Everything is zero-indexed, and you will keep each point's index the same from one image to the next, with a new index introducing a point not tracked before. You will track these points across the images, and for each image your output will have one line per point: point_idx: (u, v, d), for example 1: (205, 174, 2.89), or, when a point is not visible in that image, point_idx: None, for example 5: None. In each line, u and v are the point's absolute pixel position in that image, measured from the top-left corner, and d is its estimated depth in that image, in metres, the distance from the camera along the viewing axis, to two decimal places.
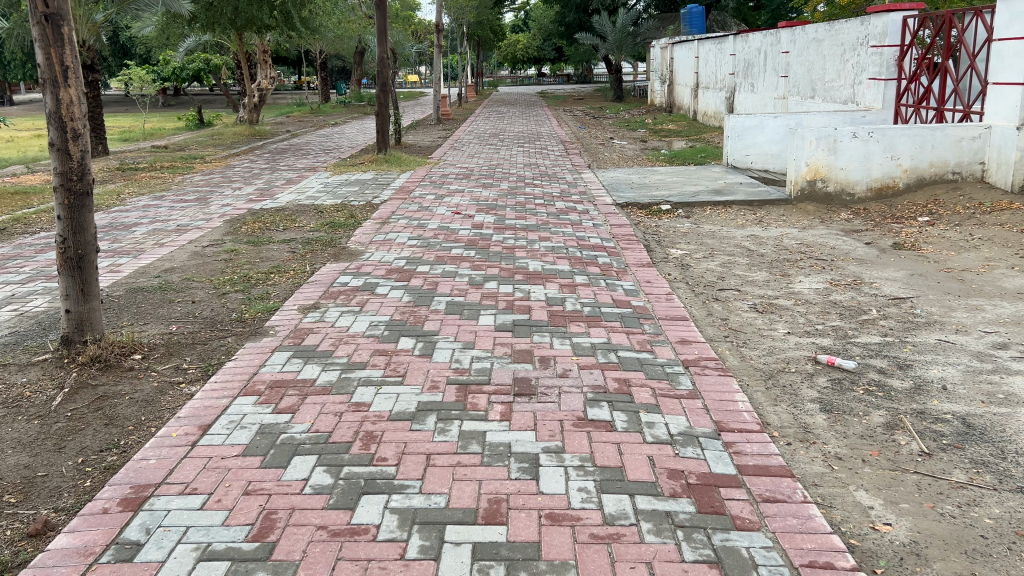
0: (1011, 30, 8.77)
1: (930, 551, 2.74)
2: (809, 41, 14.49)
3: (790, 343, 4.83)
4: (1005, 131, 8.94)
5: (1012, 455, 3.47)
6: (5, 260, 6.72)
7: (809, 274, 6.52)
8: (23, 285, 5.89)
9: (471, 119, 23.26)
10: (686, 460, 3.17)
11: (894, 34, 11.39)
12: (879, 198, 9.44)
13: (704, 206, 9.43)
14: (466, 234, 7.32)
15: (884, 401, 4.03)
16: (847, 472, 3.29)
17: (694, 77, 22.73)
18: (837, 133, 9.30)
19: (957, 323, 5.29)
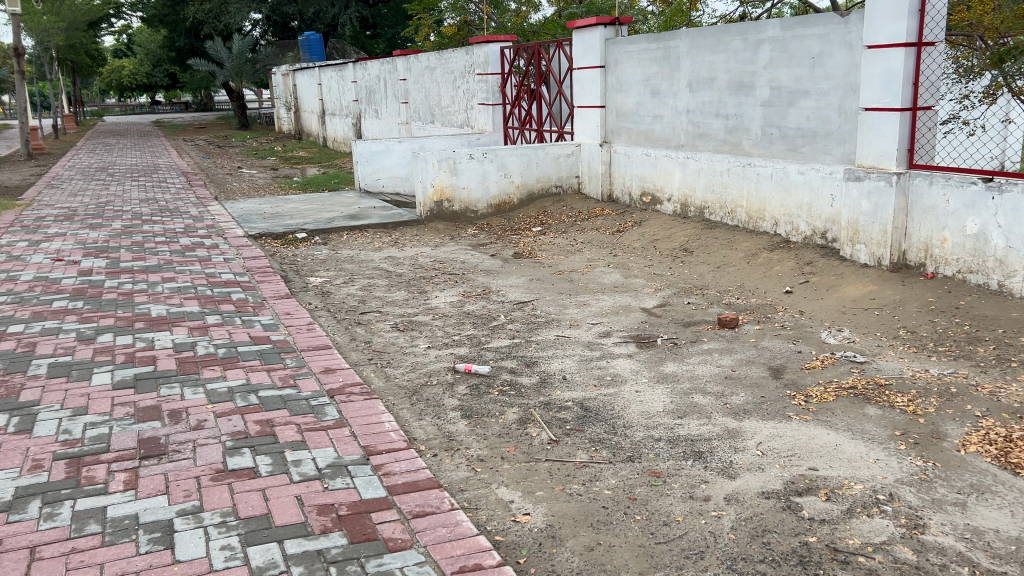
0: (586, 59, 10.29)
1: (563, 531, 3.07)
2: (422, 68, 15.33)
3: (430, 357, 5.01)
4: (591, 147, 10.38)
5: (620, 429, 4.07)
6: None
7: (443, 288, 6.84)
8: None
9: (72, 152, 20.74)
10: (336, 492, 3.10)
11: (495, 63, 12.55)
12: (498, 213, 10.30)
13: (340, 232, 9.45)
14: (71, 283, 6.46)
15: (516, 398, 4.37)
16: (489, 472, 3.50)
17: (318, 103, 22.80)
18: (455, 154, 9.91)
19: (571, 318, 5.97)
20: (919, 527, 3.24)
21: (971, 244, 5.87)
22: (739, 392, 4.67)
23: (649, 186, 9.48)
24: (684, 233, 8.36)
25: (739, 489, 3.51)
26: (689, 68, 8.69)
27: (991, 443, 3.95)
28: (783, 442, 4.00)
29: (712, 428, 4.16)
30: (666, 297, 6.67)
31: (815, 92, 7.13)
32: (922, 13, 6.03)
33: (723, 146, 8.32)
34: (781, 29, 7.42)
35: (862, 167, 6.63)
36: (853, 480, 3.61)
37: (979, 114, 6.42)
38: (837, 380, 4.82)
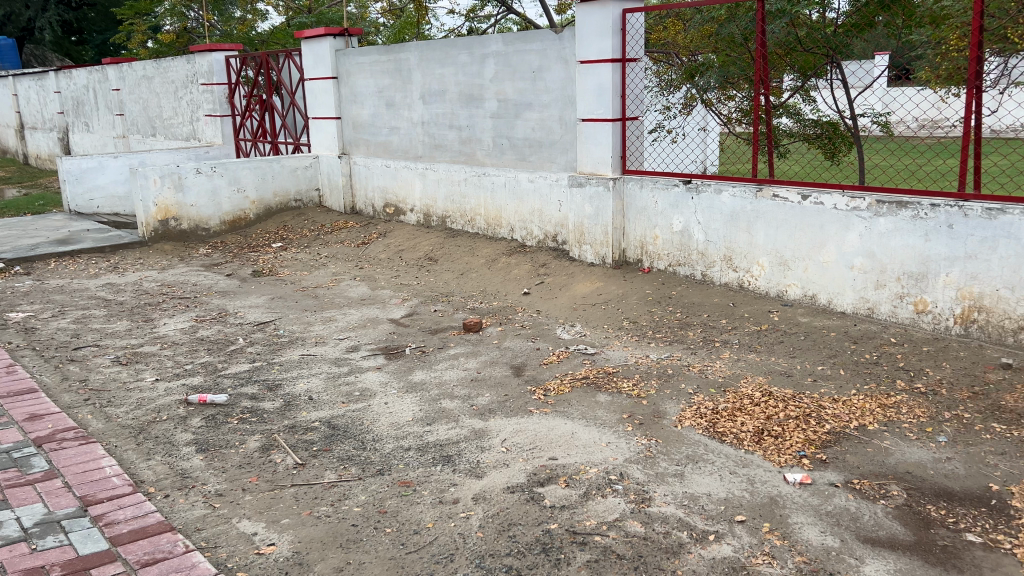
0: (317, 71, 10.13)
1: (311, 556, 3.00)
2: (138, 78, 14.17)
3: (160, 391, 4.63)
4: (329, 160, 10.24)
5: (369, 444, 4.05)
6: None
7: (173, 314, 6.37)
8: None
9: None
10: (46, 553, 2.87)
11: (220, 73, 11.93)
12: (233, 230, 9.80)
13: (47, 260, 8.45)
14: None
15: (258, 425, 4.19)
16: (229, 507, 3.33)
17: (14, 116, 20.23)
18: (180, 170, 9.26)
19: (315, 336, 5.83)
20: (646, 500, 3.55)
21: (678, 240, 6.57)
22: (484, 393, 4.83)
23: (390, 197, 9.55)
24: (427, 243, 8.51)
25: (486, 487, 3.63)
26: (420, 80, 8.84)
27: (702, 416, 4.43)
28: (525, 437, 4.19)
29: (460, 431, 4.26)
30: (411, 306, 6.73)
31: (538, 104, 7.56)
32: (624, 32, 6.64)
33: (458, 156, 8.57)
34: (503, 44, 7.77)
35: (583, 173, 7.14)
36: (589, 465, 3.88)
37: (681, 124, 7.24)
38: (572, 372, 5.15)
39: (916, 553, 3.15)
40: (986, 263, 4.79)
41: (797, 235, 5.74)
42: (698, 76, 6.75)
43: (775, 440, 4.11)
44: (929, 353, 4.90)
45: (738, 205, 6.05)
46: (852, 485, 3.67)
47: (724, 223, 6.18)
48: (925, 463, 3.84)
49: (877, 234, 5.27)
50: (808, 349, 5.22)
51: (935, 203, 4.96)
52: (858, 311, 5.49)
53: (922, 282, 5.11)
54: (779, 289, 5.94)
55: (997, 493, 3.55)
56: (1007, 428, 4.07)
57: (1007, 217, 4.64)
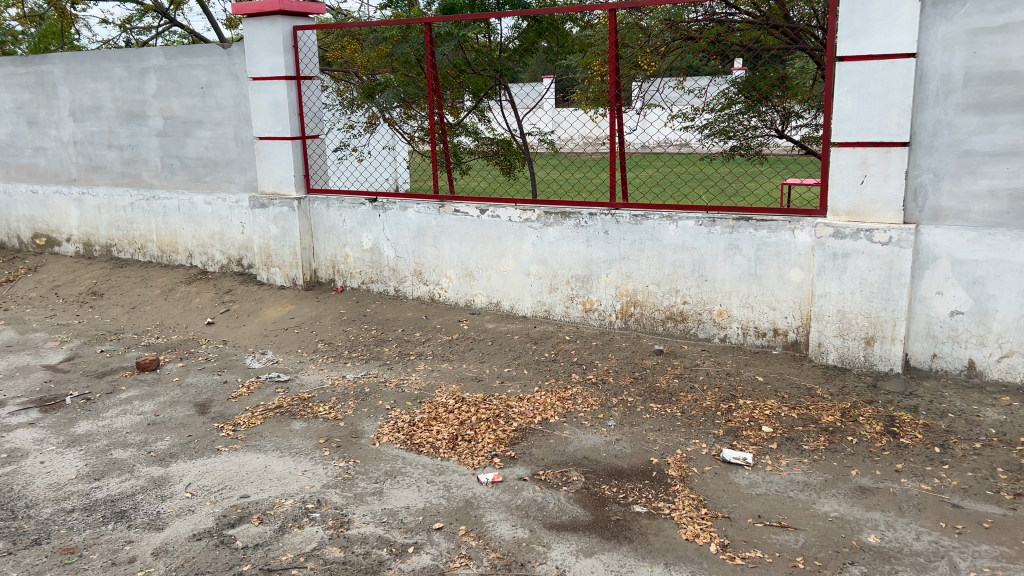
0: None
1: None
2: None
3: None
4: None
5: (22, 512, 3.55)
6: None
7: None
8: None
9: None
10: None
11: None
12: None
13: None
14: None
15: None
16: None
17: None
18: None
19: None
20: (344, 524, 3.49)
21: (368, 258, 6.58)
22: (164, 436, 4.43)
23: (40, 227, 8.46)
24: (90, 276, 7.65)
25: (168, 539, 3.33)
26: (68, 95, 7.92)
27: (399, 430, 4.47)
28: (212, 478, 3.91)
29: (135, 482, 3.86)
30: (73, 349, 6.00)
31: (209, 121, 7.13)
32: (296, 49, 6.53)
33: (121, 178, 7.81)
34: (164, 58, 7.23)
35: (264, 194, 6.87)
36: (283, 497, 3.72)
37: (366, 143, 7.33)
38: (263, 403, 4.91)
39: (594, 530, 3.45)
40: (637, 264, 5.42)
41: (478, 247, 6.03)
42: (377, 94, 6.87)
43: (468, 444, 4.27)
44: (597, 347, 5.42)
45: (423, 221, 6.22)
46: (538, 477, 3.93)
47: (411, 238, 6.31)
48: (598, 446, 4.23)
49: (547, 243, 5.72)
50: (494, 353, 5.50)
51: (593, 213, 5.50)
52: (537, 314, 5.92)
53: (588, 284, 5.64)
54: (466, 299, 6.21)
55: (657, 465, 4.01)
56: (662, 406, 4.62)
57: (650, 222, 5.29)
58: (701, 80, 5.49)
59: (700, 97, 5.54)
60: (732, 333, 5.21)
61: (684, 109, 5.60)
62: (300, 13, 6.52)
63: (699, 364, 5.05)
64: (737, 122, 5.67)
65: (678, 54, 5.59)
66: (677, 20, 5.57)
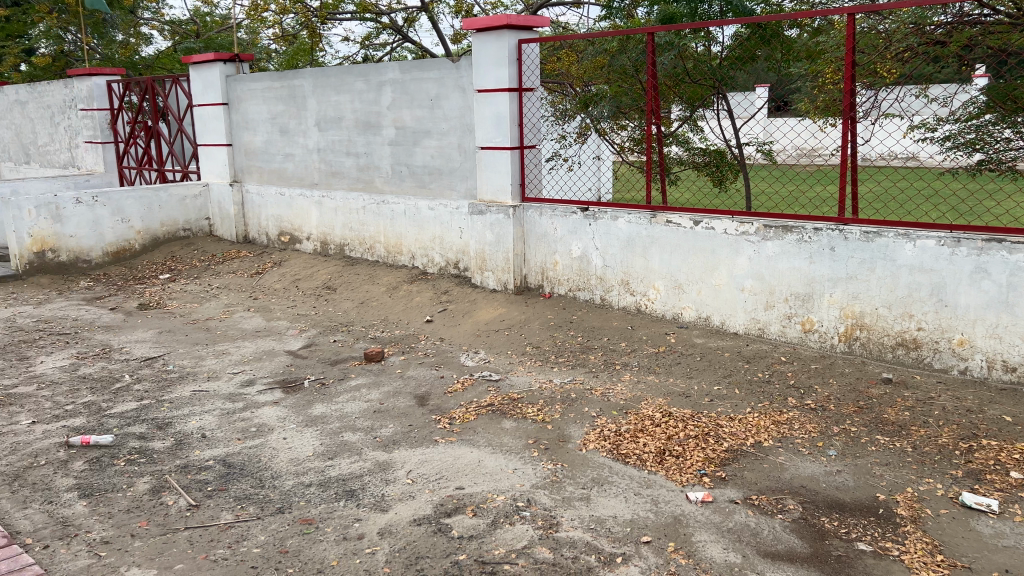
0: (206, 97, 9.85)
1: None
2: (9, 103, 13.56)
3: (37, 434, 4.49)
4: (221, 188, 9.95)
5: (268, 481, 3.95)
6: None
7: (52, 352, 6.14)
8: None
9: None
10: None
11: (101, 98, 11.49)
12: (118, 261, 9.41)
13: None
14: None
15: (148, 466, 4.07)
16: (118, 554, 3.24)
17: None
18: (58, 200, 8.80)
19: (208, 371, 5.68)
20: (553, 526, 3.55)
21: (577, 266, 6.66)
22: (387, 424, 4.73)
23: (286, 226, 9.35)
24: (325, 271, 8.35)
25: (391, 521, 3.55)
26: (315, 107, 8.70)
27: (606, 439, 4.48)
28: (430, 467, 4.12)
29: (363, 464, 4.16)
30: (309, 337, 6.59)
31: (436, 131, 7.55)
32: (519, 62, 6.71)
33: (356, 183, 8.46)
34: (399, 72, 7.74)
35: (482, 201, 7.15)
36: (496, 493, 3.84)
37: (577, 152, 7.31)
38: (476, 400, 5.12)
39: (812, 564, 3.26)
40: (866, 284, 5.06)
41: (690, 259, 5.91)
42: (592, 106, 6.99)
43: (677, 460, 4.19)
44: (816, 370, 5.13)
45: (634, 232, 6.19)
46: (751, 501, 3.78)
47: (622, 248, 6.30)
48: (817, 476, 4.00)
49: (764, 258, 5.50)
50: (704, 369, 5.36)
51: (818, 228, 5.21)
52: (749, 331, 5.70)
53: (808, 302, 5.36)
54: (674, 311, 6.11)
55: (884, 502, 3.72)
56: (890, 439, 4.29)
57: (883, 240, 4.93)
58: (949, 88, 5.04)
59: (945, 106, 5.14)
60: (975, 366, 4.74)
61: (927, 120, 5.26)
62: (524, 26, 6.64)
63: (934, 398, 4.63)
64: (988, 133, 5.17)
65: (921, 61, 5.15)
66: (924, 24, 5.13)
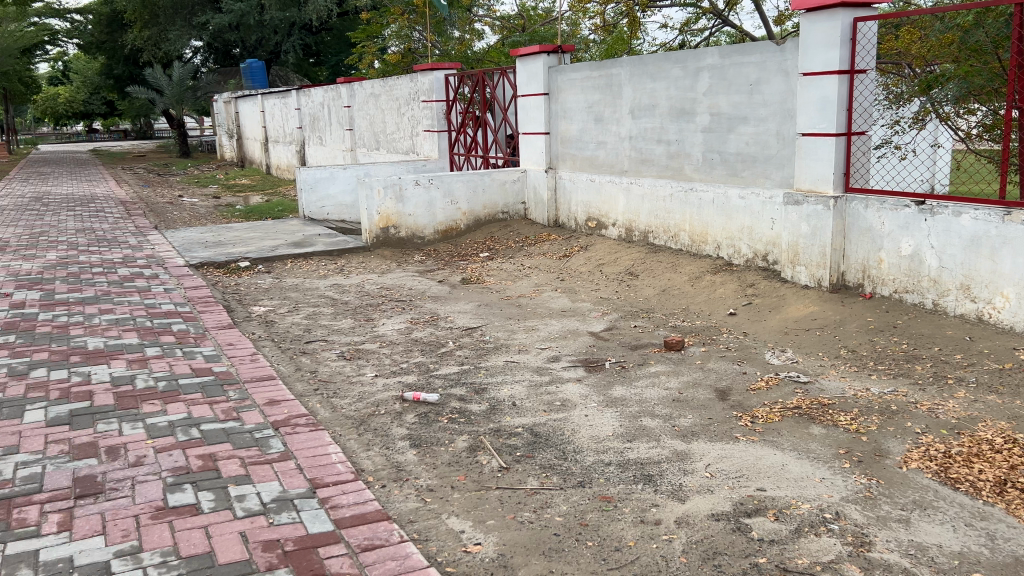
0: (529, 87, 10.42)
1: (516, 560, 3.15)
2: (366, 96, 15.53)
3: (378, 386, 5.14)
4: (537, 173, 10.50)
5: (571, 455, 4.12)
6: None
7: (391, 316, 6.98)
8: None
9: (2, 184, 20.63)
10: (282, 527, 3.24)
11: (439, 90, 12.68)
12: (445, 239, 10.37)
13: (285, 260, 9.51)
14: (3, 317, 6.57)
15: (466, 426, 4.47)
16: (439, 502, 3.61)
17: (262, 131, 23.01)
18: (401, 182, 9.96)
19: (519, 344, 6.07)
20: (865, 545, 3.29)
21: (905, 265, 6.04)
22: (687, 414, 4.70)
23: (594, 211, 9.62)
24: (630, 257, 8.46)
25: (689, 512, 3.54)
26: (631, 95, 8.84)
27: (931, 459, 4.04)
28: (731, 464, 4.03)
29: (661, 451, 4.18)
30: (612, 320, 6.75)
31: (754, 118, 7.29)
32: (854, 42, 6.21)
33: (666, 171, 8.46)
34: (719, 57, 7.60)
35: (800, 191, 6.76)
36: (800, 499, 3.66)
37: (912, 139, 6.59)
38: (781, 400, 4.89)
39: None
40: None
41: None
42: (936, 88, 6.11)
43: (1021, 494, 3.67)
44: None
45: (980, 229, 5.48)
46: None
47: (963, 247, 5.61)
48: None
49: None
50: None
51: None
52: None
53: None
54: None
55: None
56: None
57: None
58: None
59: None
60: None
61: None
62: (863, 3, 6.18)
63: None
64: None
65: None
66: None
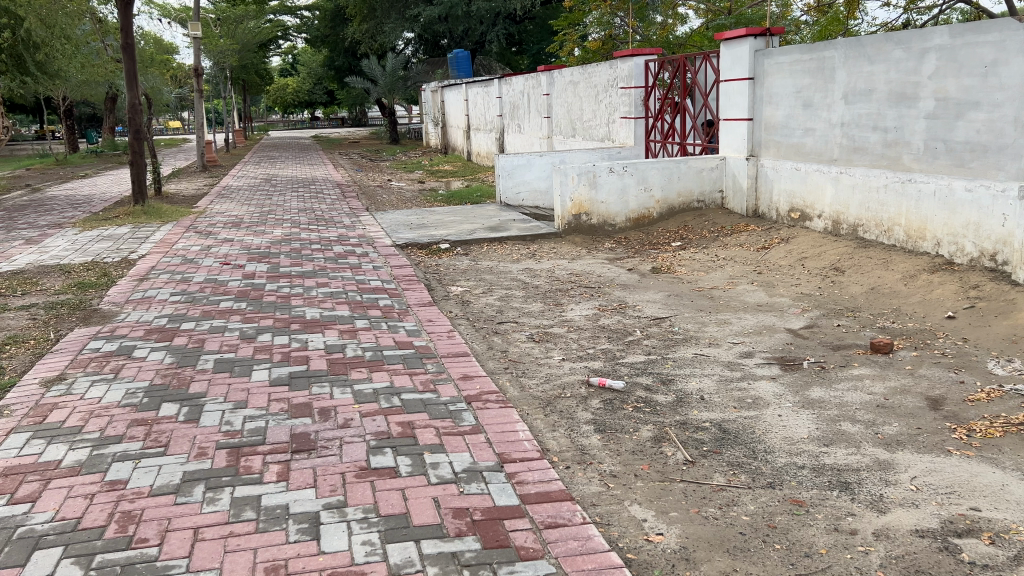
0: (733, 72, 10.06)
1: (698, 554, 3.10)
2: (565, 84, 15.71)
3: (565, 369, 5.24)
4: (737, 161, 10.14)
5: (761, 454, 3.98)
6: None
7: (581, 301, 7.06)
8: None
9: (238, 167, 22.96)
10: (471, 496, 3.40)
11: (639, 76, 12.56)
12: (638, 227, 10.30)
13: (481, 243, 9.86)
14: (237, 286, 7.35)
15: (651, 416, 4.44)
16: (622, 488, 3.62)
17: (465, 119, 23.93)
18: (596, 168, 10.01)
19: (710, 337, 5.93)
20: None
21: None
22: (892, 422, 4.38)
23: (797, 202, 9.14)
24: (836, 251, 7.97)
25: (890, 525, 3.31)
26: (844, 79, 8.31)
27: None
28: (940, 479, 3.72)
29: (861, 459, 3.93)
30: (812, 318, 6.41)
31: (988, 103, 6.62)
32: None
33: (880, 160, 7.87)
34: (949, 36, 6.96)
35: None
36: (1022, 524, 3.31)
37: None
38: (1005, 415, 4.43)
39: None
40: None
41: None
42: None
43: None
44: None
45: None
46: None
47: None
48: None
49: None
50: None
51: None
52: None
53: None
54: None
55: None
56: None
57: None
58: None
59: None
60: None
61: None
62: None
63: None
64: None
65: None
66: None
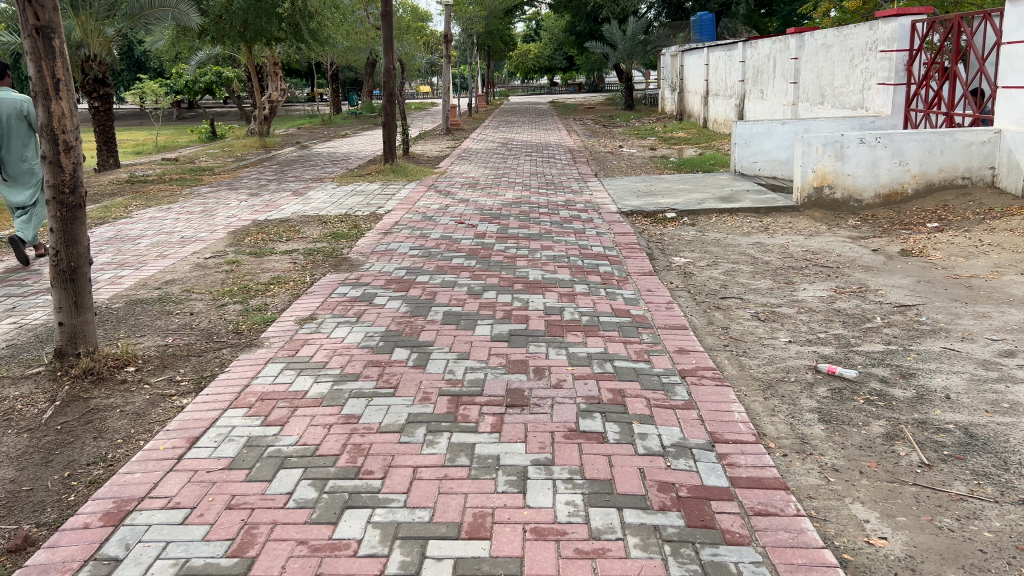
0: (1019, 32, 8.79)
1: (926, 566, 2.83)
2: (817, 47, 14.66)
3: (791, 352, 4.95)
4: (1015, 135, 8.92)
5: (1014, 466, 3.53)
6: (26, 271, 7.14)
7: (814, 281, 6.62)
8: (39, 293, 6.24)
9: (478, 130, 23.97)
10: (678, 472, 3.34)
11: (903, 39, 11.40)
12: (888, 204, 9.43)
13: (710, 214, 9.55)
14: (468, 244, 7.71)
15: (885, 411, 4.09)
16: (844, 484, 3.38)
17: (705, 84, 23.14)
18: (844, 139, 9.29)
19: (963, 330, 5.32)
20: None
21: None
22: None
23: None
24: None
25: None
26: None
27: None
28: None
29: None
30: None
31: None
32: None
33: None
34: None
35: None
36: None
37: None
38: None
39: None
40: None
41: None
42: None
43: None
44: None
45: None
46: None
47: None
48: None
49: None
50: None
51: None
52: None
53: None
54: None
55: None
56: None
57: None
58: None
59: None
60: None
61: None
62: None
63: None
64: None
65: None
66: None
